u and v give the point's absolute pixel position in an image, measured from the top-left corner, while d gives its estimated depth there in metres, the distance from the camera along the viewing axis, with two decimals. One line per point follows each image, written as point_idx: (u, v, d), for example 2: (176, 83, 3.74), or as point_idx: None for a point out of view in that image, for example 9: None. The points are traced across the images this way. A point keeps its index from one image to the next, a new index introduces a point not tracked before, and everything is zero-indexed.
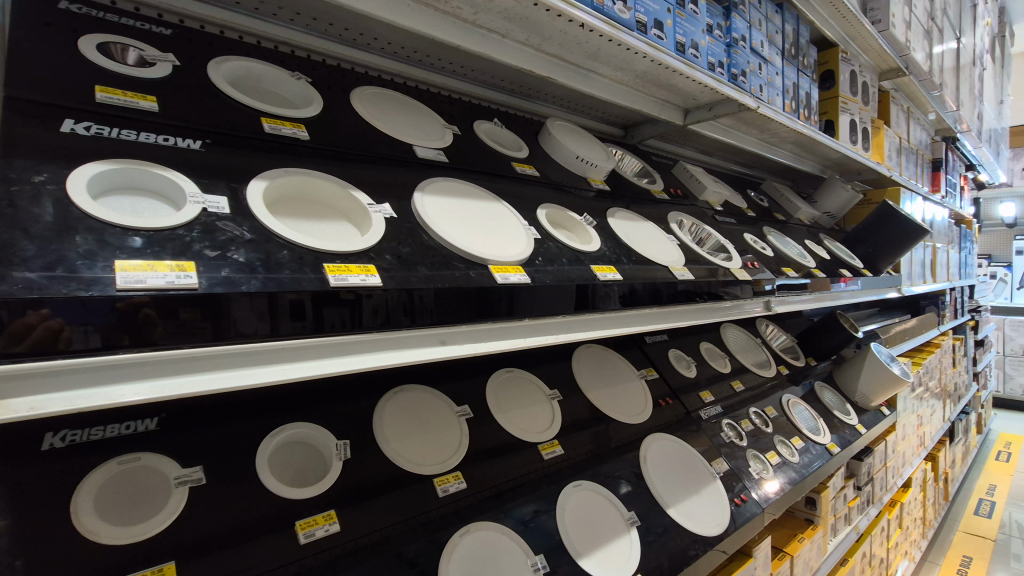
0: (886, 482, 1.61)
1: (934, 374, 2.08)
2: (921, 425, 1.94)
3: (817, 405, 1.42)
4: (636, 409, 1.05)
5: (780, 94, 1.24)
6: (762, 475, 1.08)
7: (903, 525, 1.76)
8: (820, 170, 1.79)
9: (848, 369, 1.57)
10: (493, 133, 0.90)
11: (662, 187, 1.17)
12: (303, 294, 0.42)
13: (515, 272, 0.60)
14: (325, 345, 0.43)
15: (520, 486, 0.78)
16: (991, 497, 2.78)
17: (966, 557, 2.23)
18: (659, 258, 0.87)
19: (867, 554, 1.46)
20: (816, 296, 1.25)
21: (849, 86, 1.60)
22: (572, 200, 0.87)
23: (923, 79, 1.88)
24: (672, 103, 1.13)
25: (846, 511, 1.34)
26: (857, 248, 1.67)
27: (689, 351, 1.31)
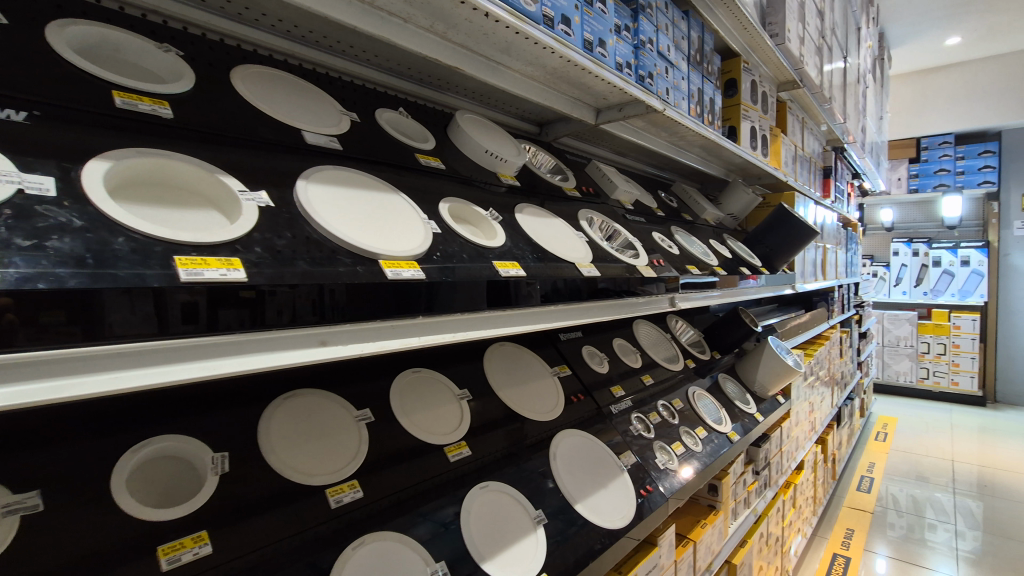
0: (781, 465, 1.73)
1: (823, 364, 2.27)
2: (813, 412, 2.11)
3: (720, 396, 1.50)
4: (546, 406, 1.05)
5: (686, 98, 1.29)
6: (666, 465, 1.12)
7: (796, 505, 1.90)
8: (725, 173, 1.90)
9: (748, 361, 1.67)
10: (397, 123, 0.86)
11: (575, 184, 1.18)
12: (197, 294, 0.39)
13: (409, 267, 0.57)
14: (216, 347, 0.40)
15: (425, 490, 0.75)
16: (871, 474, 3.09)
17: (850, 530, 2.45)
18: (565, 255, 0.87)
19: (764, 533, 1.56)
20: (717, 292, 1.31)
21: (750, 95, 1.69)
22: (479, 195, 0.86)
23: (815, 92, 2.04)
24: (584, 101, 1.14)
25: (745, 495, 1.43)
26: (757, 247, 1.78)
27: (602, 347, 1.34)
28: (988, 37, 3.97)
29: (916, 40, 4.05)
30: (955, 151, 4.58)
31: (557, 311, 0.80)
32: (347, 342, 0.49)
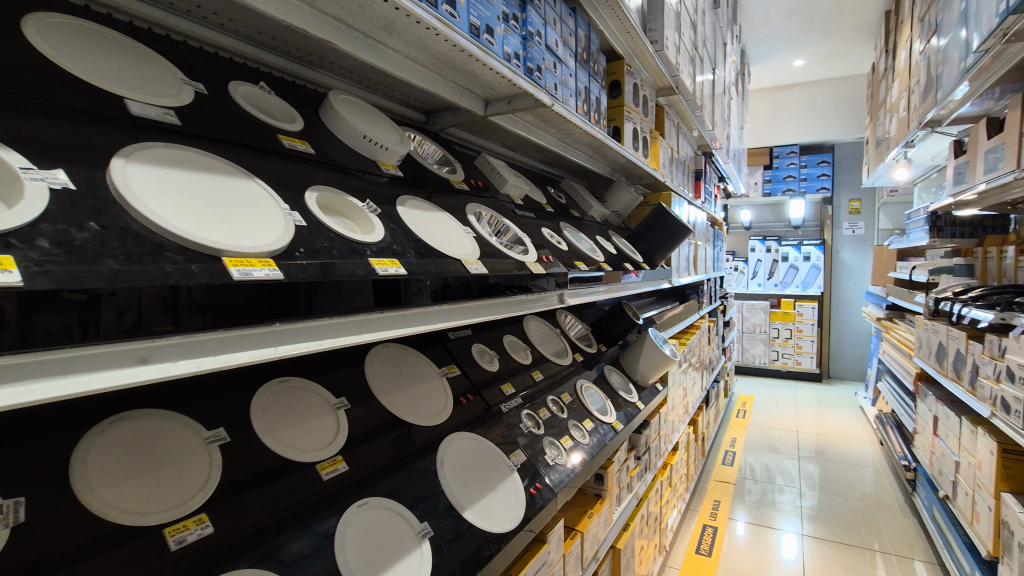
0: (660, 449, 1.84)
1: (694, 351, 2.46)
2: (686, 396, 2.28)
3: (605, 387, 1.55)
4: (434, 410, 1.00)
5: (573, 95, 1.30)
6: (556, 460, 1.12)
7: (672, 484, 2.03)
8: (610, 172, 1.96)
9: (631, 352, 1.74)
10: (258, 100, 0.76)
11: (463, 177, 1.14)
12: (5, 298, 0.33)
13: (261, 266, 0.50)
14: (29, 368, 0.33)
15: (295, 514, 0.67)
16: (733, 448, 3.42)
17: (716, 501, 2.70)
18: (450, 250, 0.82)
19: (645, 515, 1.65)
20: (602, 287, 1.35)
21: (632, 97, 1.76)
22: (354, 184, 0.79)
23: (688, 99, 2.19)
24: (472, 91, 1.10)
25: (628, 480, 1.49)
26: (639, 244, 1.87)
27: (492, 345, 1.32)
28: (825, 62, 4.58)
29: (770, 59, 4.55)
30: (799, 161, 5.22)
31: (441, 311, 0.75)
32: (196, 353, 0.43)
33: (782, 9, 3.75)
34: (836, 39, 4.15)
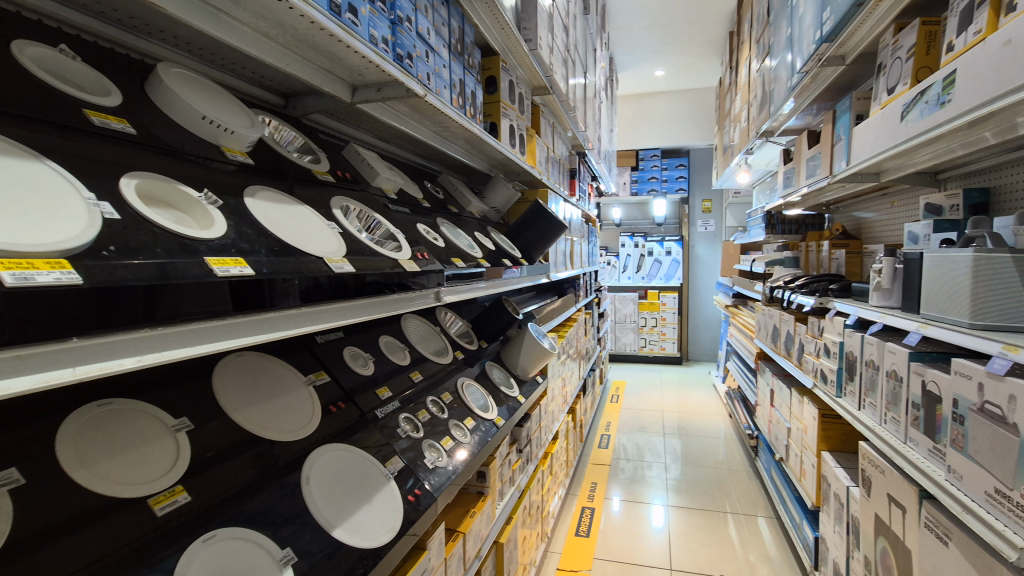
0: (540, 439, 1.88)
1: (572, 342, 2.56)
2: (565, 385, 2.37)
3: (486, 384, 1.54)
4: (299, 422, 0.92)
5: (447, 87, 1.27)
6: (435, 463, 1.08)
7: (553, 472, 2.10)
8: (488, 168, 1.96)
9: (512, 347, 1.76)
10: (56, 67, 0.63)
11: (328, 168, 1.05)
12: None
13: (50, 269, 0.41)
14: None
15: (126, 558, 0.57)
16: (609, 432, 3.64)
17: (594, 483, 2.85)
18: (310, 247, 0.75)
19: (527, 506, 1.68)
20: (481, 284, 1.35)
21: (508, 94, 1.77)
22: (189, 172, 0.69)
23: (562, 99, 2.26)
24: (336, 75, 1.02)
25: (510, 474, 1.51)
26: (517, 240, 1.89)
27: (367, 347, 1.25)
28: (681, 74, 5.04)
29: (635, 68, 4.89)
30: (661, 164, 5.70)
31: (305, 314, 0.68)
32: None
33: (644, 22, 4.04)
34: (690, 53, 4.58)
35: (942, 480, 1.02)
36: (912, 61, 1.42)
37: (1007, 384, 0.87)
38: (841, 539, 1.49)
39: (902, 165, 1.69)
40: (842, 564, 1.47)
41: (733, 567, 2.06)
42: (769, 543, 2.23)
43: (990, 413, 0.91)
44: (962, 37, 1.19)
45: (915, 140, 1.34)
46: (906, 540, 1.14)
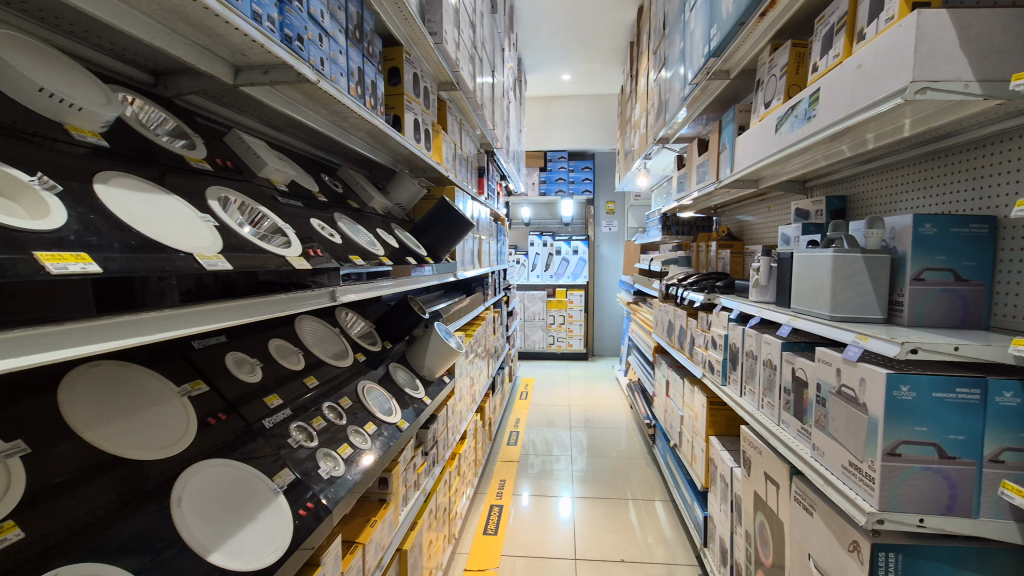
0: (447, 440, 1.86)
1: (480, 341, 2.55)
2: (473, 385, 2.35)
3: (390, 386, 1.49)
4: (170, 439, 0.82)
5: (344, 75, 1.20)
6: (331, 473, 1.02)
7: (460, 473, 2.07)
8: (393, 163, 1.89)
9: (417, 347, 1.71)
10: None
11: (204, 155, 0.96)
12: None
13: None
14: None
15: None
16: (518, 428, 3.68)
17: (502, 480, 2.87)
18: (179, 242, 0.67)
19: (433, 509, 1.64)
20: (383, 283, 1.29)
21: (412, 86, 1.72)
22: (22, 153, 0.59)
23: (469, 96, 2.24)
24: (215, 53, 0.92)
25: (415, 478, 1.47)
26: (422, 237, 1.84)
27: (254, 352, 1.15)
28: (587, 79, 5.22)
29: (543, 71, 4.99)
30: (568, 165, 5.87)
31: (167, 318, 0.60)
32: None
33: (551, 26, 4.14)
34: (594, 59, 4.76)
35: (808, 457, 1.14)
36: (785, 78, 1.57)
37: (859, 368, 0.98)
38: (726, 517, 1.61)
39: (776, 173, 1.87)
40: (727, 539, 1.59)
41: (634, 551, 2.16)
42: (665, 525, 2.36)
43: (846, 396, 1.02)
44: (824, 59, 1.33)
45: (787, 150, 1.48)
46: (778, 513, 1.26)
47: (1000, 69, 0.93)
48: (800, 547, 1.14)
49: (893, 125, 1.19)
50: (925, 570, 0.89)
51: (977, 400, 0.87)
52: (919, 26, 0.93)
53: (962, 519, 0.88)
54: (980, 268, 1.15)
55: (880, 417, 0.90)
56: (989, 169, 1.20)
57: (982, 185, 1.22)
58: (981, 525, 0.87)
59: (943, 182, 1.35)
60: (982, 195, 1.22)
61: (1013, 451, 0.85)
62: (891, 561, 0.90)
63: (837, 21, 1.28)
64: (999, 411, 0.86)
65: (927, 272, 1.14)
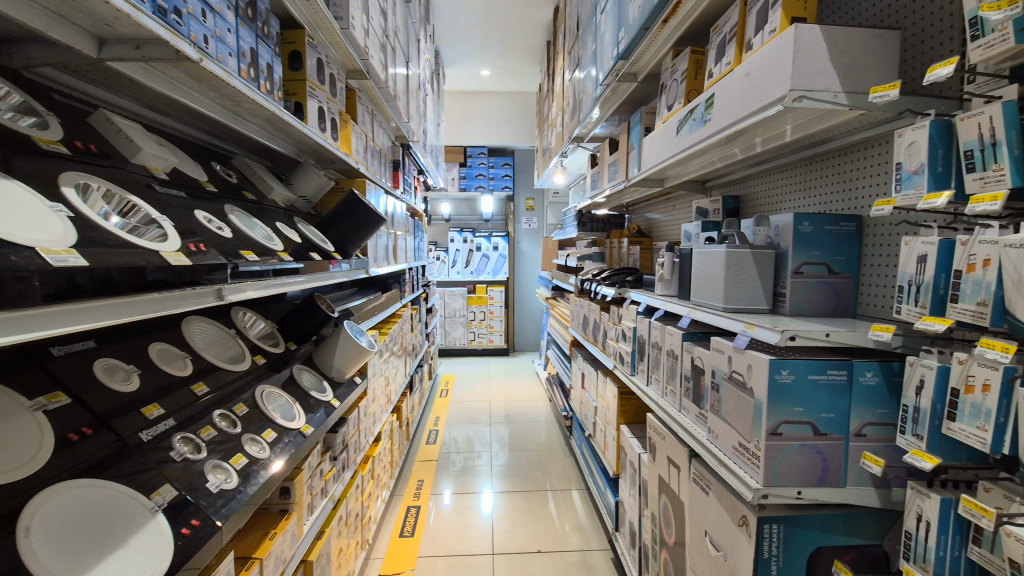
0: (359, 443, 1.79)
1: (396, 339, 2.49)
2: (388, 385, 2.29)
3: (293, 390, 1.41)
4: (20, 460, 0.72)
5: (233, 55, 1.11)
6: (222, 486, 0.94)
7: (374, 476, 2.01)
8: (297, 153, 1.79)
9: (325, 347, 1.63)
10: None
11: (59, 136, 0.85)
12: None
13: None
14: None
15: None
16: (437, 427, 3.64)
17: (420, 480, 2.81)
18: (25, 234, 0.59)
19: (343, 516, 1.57)
20: (286, 280, 1.24)
21: (315, 72, 1.63)
22: None
23: (380, 86, 2.17)
24: (71, 20, 0.80)
25: (321, 485, 1.40)
26: (329, 232, 1.75)
27: (129, 358, 1.04)
28: (505, 76, 5.24)
29: (460, 65, 4.95)
30: (487, 161, 5.89)
31: (2, 322, 0.52)
32: None
33: (469, 20, 4.11)
34: (512, 57, 4.79)
35: (704, 441, 1.21)
36: (685, 83, 1.65)
37: (747, 355, 1.06)
38: (635, 501, 1.67)
39: (679, 173, 1.98)
40: (635, 523, 1.66)
41: (551, 541, 2.21)
42: (581, 514, 2.43)
43: (736, 382, 1.09)
44: (718, 66, 1.41)
45: (686, 151, 1.57)
46: (679, 495, 1.33)
47: (864, 81, 1.03)
48: (698, 525, 1.21)
49: (777, 130, 1.29)
50: (802, 537, 0.98)
51: (844, 381, 0.96)
52: (797, 39, 1.01)
53: (832, 489, 0.97)
54: (848, 262, 1.27)
55: (764, 400, 0.98)
56: (854, 173, 1.33)
57: (849, 187, 1.35)
58: (848, 492, 0.96)
59: (819, 184, 1.48)
60: (850, 197, 1.35)
61: (873, 424, 0.96)
62: (774, 532, 0.97)
63: (729, 31, 1.36)
64: (861, 389, 0.96)
65: (805, 266, 1.25)
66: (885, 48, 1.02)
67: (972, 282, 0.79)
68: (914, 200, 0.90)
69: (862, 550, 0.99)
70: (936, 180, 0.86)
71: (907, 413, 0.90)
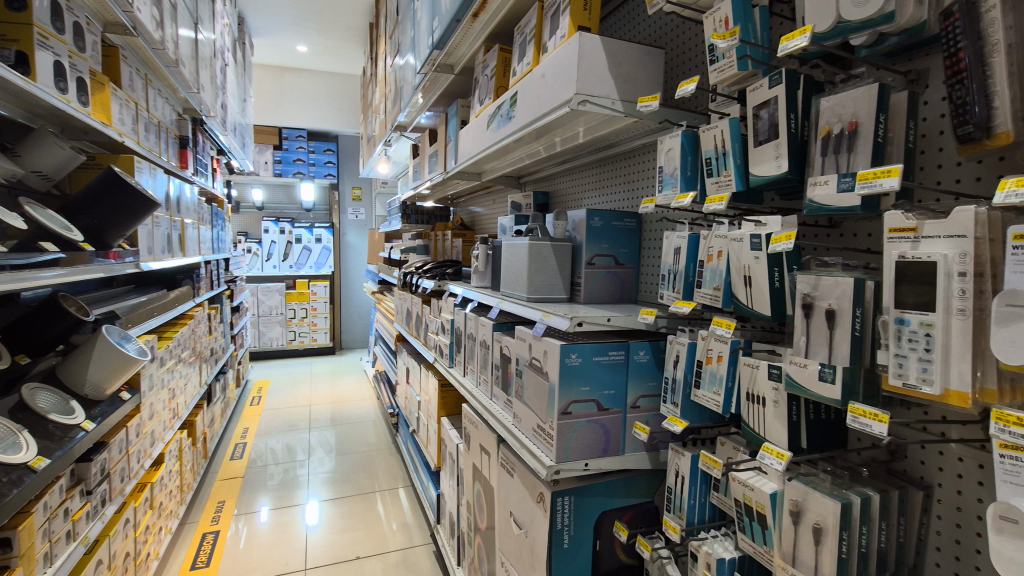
0: (129, 470, 1.51)
1: (184, 344, 2.15)
2: (174, 398, 1.97)
3: (22, 417, 1.12)
4: None
5: None
6: None
7: (153, 505, 1.72)
8: (27, 116, 1.42)
9: (74, 358, 1.33)
10: None
11: None
12: None
13: None
14: None
15: None
16: (245, 439, 3.26)
17: (220, 502, 2.49)
18: None
19: (104, 560, 1.32)
20: (43, 273, 1.14)
21: (49, 18, 1.30)
22: None
23: (154, 47, 1.84)
24: None
25: (68, 527, 1.15)
26: (77, 218, 1.43)
27: None
28: (325, 54, 4.89)
29: (270, 37, 4.47)
30: (307, 146, 5.44)
31: None
32: None
33: None
34: (331, 34, 4.48)
35: (509, 425, 1.26)
36: (494, 79, 1.69)
37: (543, 342, 1.12)
38: (452, 491, 1.69)
39: (494, 167, 2.03)
40: (454, 512, 1.68)
41: (372, 543, 2.14)
42: (407, 511, 2.40)
43: (535, 368, 1.15)
44: (521, 66, 1.47)
45: (494, 146, 1.61)
46: (489, 479, 1.37)
47: (637, 92, 1.15)
48: (504, 506, 1.26)
49: (572, 131, 1.39)
50: (588, 505, 1.07)
51: (622, 360, 1.07)
52: (581, 46, 1.08)
53: (614, 457, 1.07)
54: (631, 255, 1.43)
55: (555, 383, 1.04)
56: (636, 175, 1.49)
57: (632, 188, 1.51)
58: (626, 459, 1.08)
59: (611, 183, 1.63)
60: (632, 196, 1.51)
61: (645, 396, 1.09)
62: (566, 504, 1.05)
63: (529, 32, 1.43)
64: (636, 366, 1.08)
65: (596, 258, 1.37)
66: (653, 64, 1.16)
67: (710, 270, 0.93)
68: (671, 199, 1.03)
69: (638, 508, 1.12)
70: (686, 182, 1.00)
71: (668, 385, 1.03)
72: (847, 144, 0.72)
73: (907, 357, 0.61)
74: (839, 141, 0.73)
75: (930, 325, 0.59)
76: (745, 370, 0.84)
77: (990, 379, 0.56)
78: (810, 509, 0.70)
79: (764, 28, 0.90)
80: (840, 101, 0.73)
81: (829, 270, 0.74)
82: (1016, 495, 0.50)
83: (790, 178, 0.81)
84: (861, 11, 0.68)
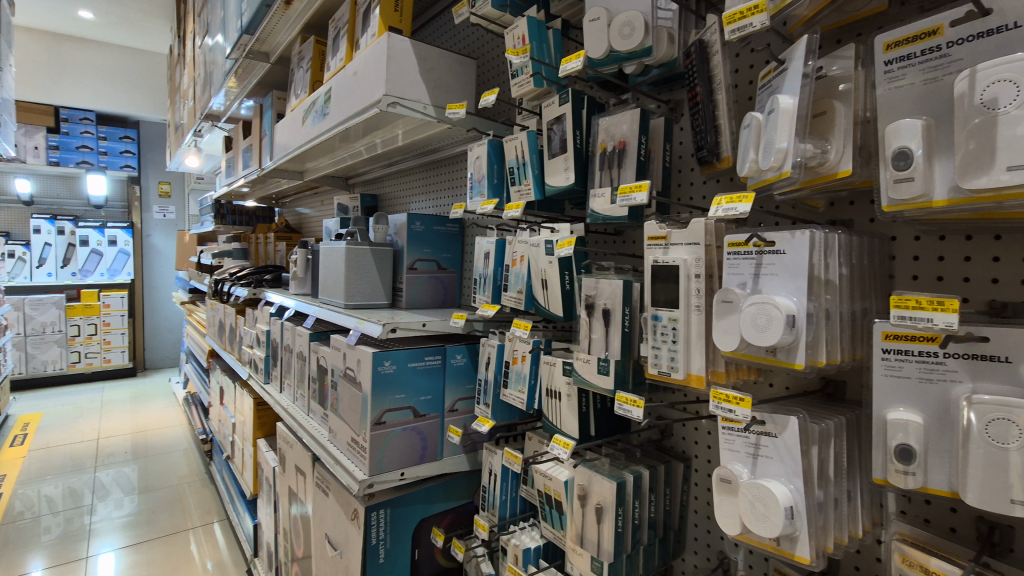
0: None
1: None
2: None
3: None
4: None
5: None
6: None
7: None
8: None
9: None
10: None
11: None
12: None
13: None
14: None
15: None
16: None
17: None
18: None
19: None
20: None
21: None
22: None
23: None
24: None
25: None
26: None
27: None
28: (119, 25, 4.19)
29: None
30: (96, 131, 4.60)
31: None
32: None
33: None
34: (126, 4, 3.86)
35: (324, 440, 1.18)
36: (310, 73, 1.59)
37: (356, 350, 1.07)
38: (269, 519, 1.54)
39: (316, 165, 1.91)
40: (271, 542, 1.53)
41: None
42: (223, 547, 2.14)
43: (349, 377, 1.10)
44: (334, 61, 1.40)
45: (309, 143, 1.51)
46: (305, 501, 1.27)
47: (448, 99, 1.16)
48: (321, 527, 1.18)
49: (390, 132, 1.36)
50: (405, 514, 1.05)
51: (438, 364, 1.07)
52: (390, 47, 1.07)
53: (431, 463, 1.07)
54: (454, 259, 1.44)
55: (368, 393, 1.00)
56: (458, 180, 1.52)
57: (455, 193, 1.53)
58: (443, 463, 1.08)
59: (436, 188, 1.64)
60: (456, 201, 1.53)
61: (462, 399, 1.11)
62: (381, 517, 1.02)
63: (342, 27, 1.37)
64: (452, 369, 1.09)
65: (418, 263, 1.36)
66: (464, 74, 1.19)
67: (515, 274, 0.97)
68: (480, 205, 1.05)
69: (457, 510, 1.13)
70: (494, 189, 1.04)
71: (481, 386, 1.05)
72: (618, 160, 0.80)
73: (661, 349, 0.70)
74: (612, 157, 0.81)
75: (675, 319, 0.68)
76: (545, 368, 0.90)
77: (718, 363, 0.66)
78: (594, 490, 0.77)
79: (557, 49, 0.97)
80: (613, 121, 0.81)
81: (606, 272, 0.83)
82: (732, 459, 0.60)
83: (577, 188, 0.89)
84: (626, 43, 0.76)
